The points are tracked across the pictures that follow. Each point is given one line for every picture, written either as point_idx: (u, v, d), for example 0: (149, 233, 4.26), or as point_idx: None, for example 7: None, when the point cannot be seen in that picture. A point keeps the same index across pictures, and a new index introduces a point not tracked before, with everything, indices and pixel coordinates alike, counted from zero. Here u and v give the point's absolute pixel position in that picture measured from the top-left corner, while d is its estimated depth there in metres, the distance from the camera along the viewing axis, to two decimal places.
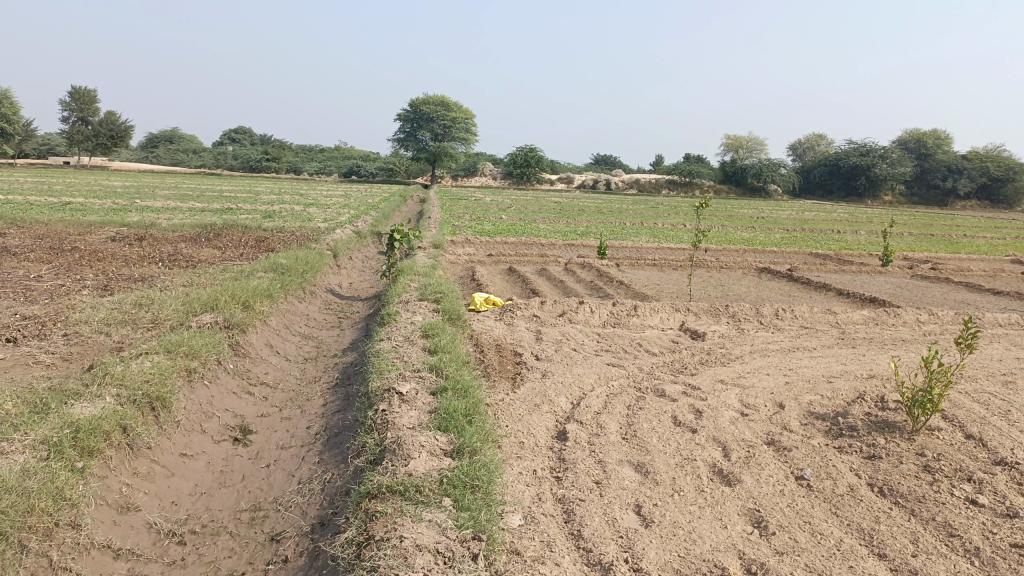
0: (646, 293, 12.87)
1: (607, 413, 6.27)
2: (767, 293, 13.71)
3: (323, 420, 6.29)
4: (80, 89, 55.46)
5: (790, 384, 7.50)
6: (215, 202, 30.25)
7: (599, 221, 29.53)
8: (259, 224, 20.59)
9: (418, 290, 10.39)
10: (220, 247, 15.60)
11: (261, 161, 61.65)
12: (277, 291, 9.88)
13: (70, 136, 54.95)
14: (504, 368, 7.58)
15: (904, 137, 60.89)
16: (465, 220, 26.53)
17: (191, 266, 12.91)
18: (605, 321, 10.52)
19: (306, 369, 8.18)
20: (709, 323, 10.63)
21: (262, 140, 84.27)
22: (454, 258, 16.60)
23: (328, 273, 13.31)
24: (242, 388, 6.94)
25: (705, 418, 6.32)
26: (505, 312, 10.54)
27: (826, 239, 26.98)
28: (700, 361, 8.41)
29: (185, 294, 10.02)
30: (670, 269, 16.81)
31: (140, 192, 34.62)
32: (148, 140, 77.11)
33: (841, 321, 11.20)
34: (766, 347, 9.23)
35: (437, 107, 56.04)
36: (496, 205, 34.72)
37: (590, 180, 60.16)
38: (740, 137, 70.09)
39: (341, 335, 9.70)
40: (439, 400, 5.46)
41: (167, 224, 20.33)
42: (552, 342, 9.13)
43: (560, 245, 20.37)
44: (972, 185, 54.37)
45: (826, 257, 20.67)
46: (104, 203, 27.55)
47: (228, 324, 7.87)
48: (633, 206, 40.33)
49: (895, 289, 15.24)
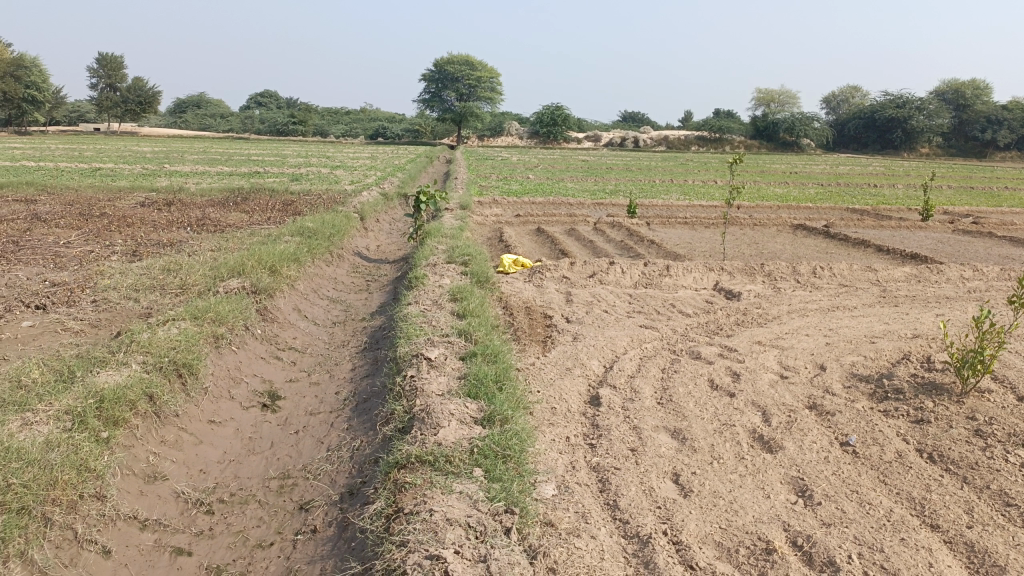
0: (677, 252, 12.58)
1: (642, 377, 6.08)
2: (803, 250, 13.33)
3: (352, 385, 6.18)
4: (107, 55, 55.46)
5: (831, 345, 7.24)
6: (243, 166, 30.25)
7: (628, 179, 29.06)
8: (286, 187, 20.52)
9: (446, 252, 10.21)
10: (247, 210, 15.54)
11: (288, 124, 61.55)
12: (304, 254, 9.77)
13: (99, 102, 55.19)
14: (535, 331, 7.40)
15: (943, 87, 59.01)
16: (492, 180, 26.25)
17: (219, 231, 12.85)
18: (637, 282, 10.27)
19: (335, 333, 8.09)
20: (745, 282, 10.34)
21: (289, 103, 84.15)
22: (481, 219, 16.38)
23: (355, 236, 13.17)
24: (271, 353, 6.85)
25: (743, 381, 6.10)
26: (534, 274, 10.34)
27: (862, 194, 26.29)
28: (736, 322, 8.15)
29: (212, 258, 9.96)
30: (702, 228, 16.44)
31: (169, 157, 34.76)
32: (176, 105, 77.29)
33: (881, 279, 10.84)
34: (804, 306, 8.94)
35: (463, 65, 55.32)
36: (523, 165, 34.32)
37: (618, 138, 59.26)
38: (772, 91, 68.44)
39: (370, 299, 9.59)
40: (469, 366, 5.30)
41: (195, 188, 20.34)
42: (582, 304, 8.92)
43: (589, 204, 20.03)
44: (1013, 135, 52.65)
45: (863, 212, 20.10)
46: (134, 169, 27.69)
47: (255, 289, 7.78)
48: (663, 163, 39.67)
49: (937, 245, 14.76)
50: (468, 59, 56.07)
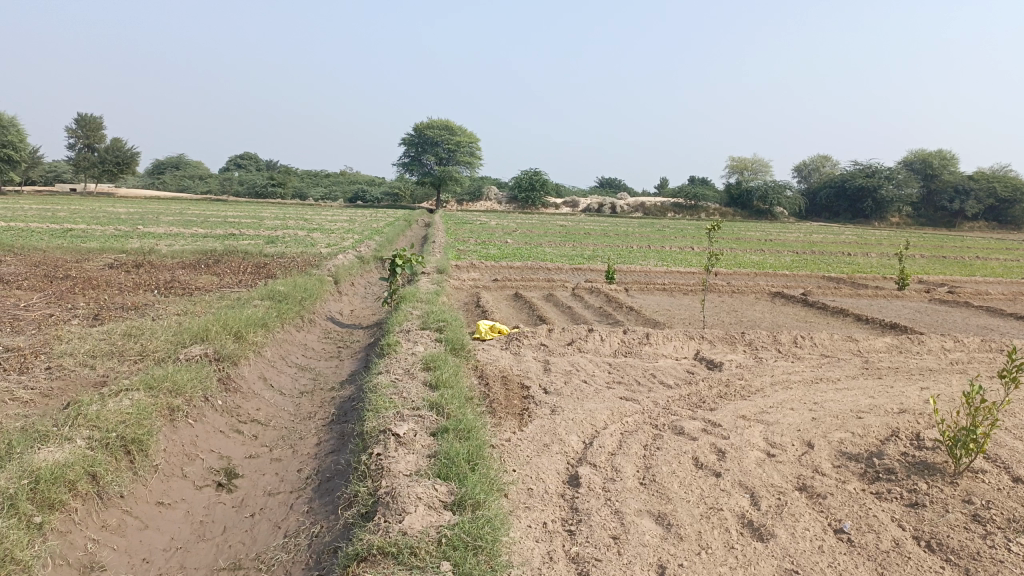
0: (657, 320, 12.41)
1: (623, 454, 5.77)
2: (783, 319, 13.22)
3: (315, 462, 5.82)
4: (87, 116, 55.42)
5: (817, 420, 7.00)
6: (218, 228, 30.00)
7: (606, 245, 29.15)
8: (261, 250, 20.24)
9: (421, 318, 9.93)
10: (218, 273, 15.20)
11: (267, 187, 61.61)
12: (273, 320, 9.44)
13: (76, 162, 54.92)
14: (511, 403, 7.10)
15: (910, 159, 60.65)
16: (470, 244, 26.17)
17: (187, 294, 12.49)
18: (616, 351, 10.03)
19: (301, 404, 7.72)
20: (726, 352, 10.15)
21: (268, 165, 84.55)
22: (458, 284, 16.17)
23: (328, 300, 12.87)
24: (231, 426, 6.48)
25: (729, 459, 5.82)
26: (511, 341, 10.07)
27: (837, 263, 26.52)
28: (718, 394, 7.90)
29: (177, 323, 9.59)
30: (680, 295, 16.34)
31: (143, 218, 34.43)
32: (155, 166, 77.26)
33: (862, 349, 10.70)
34: (787, 378, 8.74)
35: (443, 131, 56.02)
36: (501, 230, 34.36)
37: (595, 204, 59.92)
38: (745, 160, 69.95)
39: (340, 366, 9.24)
40: (440, 444, 4.98)
41: (167, 250, 19.98)
42: (561, 373, 8.64)
43: (567, 269, 19.93)
44: (979, 207, 53.93)
45: (839, 281, 20.18)
46: (106, 229, 27.30)
47: (218, 356, 7.42)
48: (639, 229, 40.00)
49: (914, 314, 14.74)
50: (448, 125, 56.84)
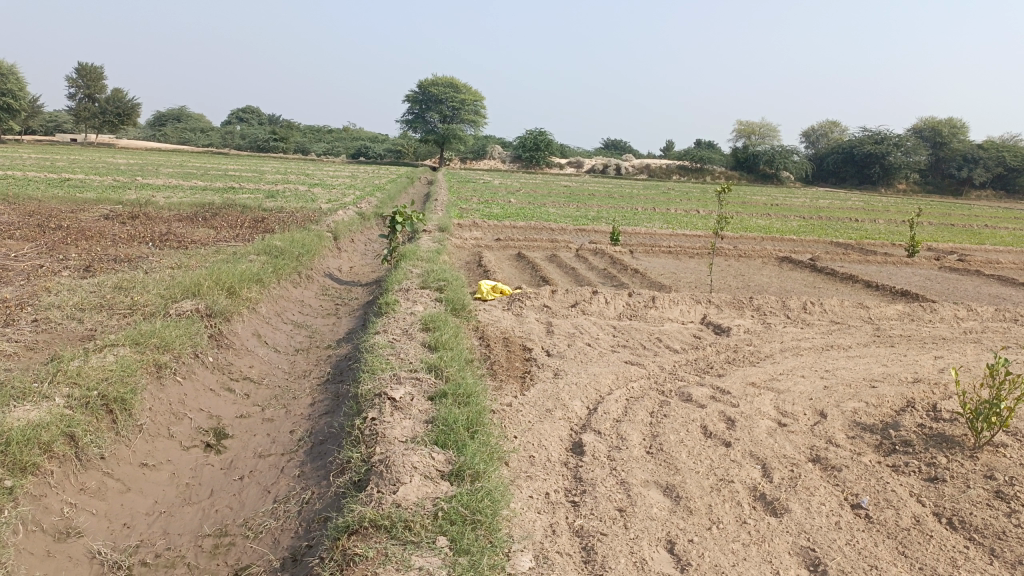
0: (663, 282, 12.12)
1: (630, 422, 5.53)
2: (791, 284, 12.93)
3: (308, 423, 5.59)
4: (86, 66, 54.34)
5: (829, 389, 6.75)
6: (217, 181, 29.60)
7: (610, 206, 28.75)
8: (260, 204, 19.88)
9: (421, 276, 9.64)
10: (216, 227, 14.88)
11: (269, 141, 60.87)
12: (269, 275, 9.16)
13: (76, 113, 54.12)
14: (512, 366, 6.84)
15: (921, 125, 59.76)
16: (473, 203, 25.79)
17: (183, 248, 12.19)
18: (621, 314, 9.76)
19: (296, 362, 7.48)
20: (733, 316, 9.88)
21: (270, 119, 83.53)
22: (460, 242, 15.86)
23: (327, 257, 12.58)
24: (221, 385, 6.25)
25: (739, 428, 5.58)
26: (513, 302, 9.80)
27: (845, 228, 26.14)
28: (726, 360, 7.65)
29: (170, 276, 9.32)
30: (686, 258, 16.03)
31: (142, 170, 33.95)
32: (156, 118, 76.31)
33: (873, 317, 10.43)
34: (797, 344, 8.47)
35: (447, 88, 55.10)
36: (505, 188, 33.94)
37: (600, 165, 59.24)
38: (753, 123, 68.97)
39: (337, 324, 8.99)
40: (438, 408, 4.73)
41: (165, 202, 19.61)
42: (564, 336, 8.38)
43: (571, 230, 19.59)
44: (988, 174, 53.20)
45: (847, 247, 19.84)
46: (104, 180, 26.88)
47: (210, 312, 7.15)
48: (644, 191, 39.51)
49: (925, 282, 14.44)
50: (453, 81, 55.91)
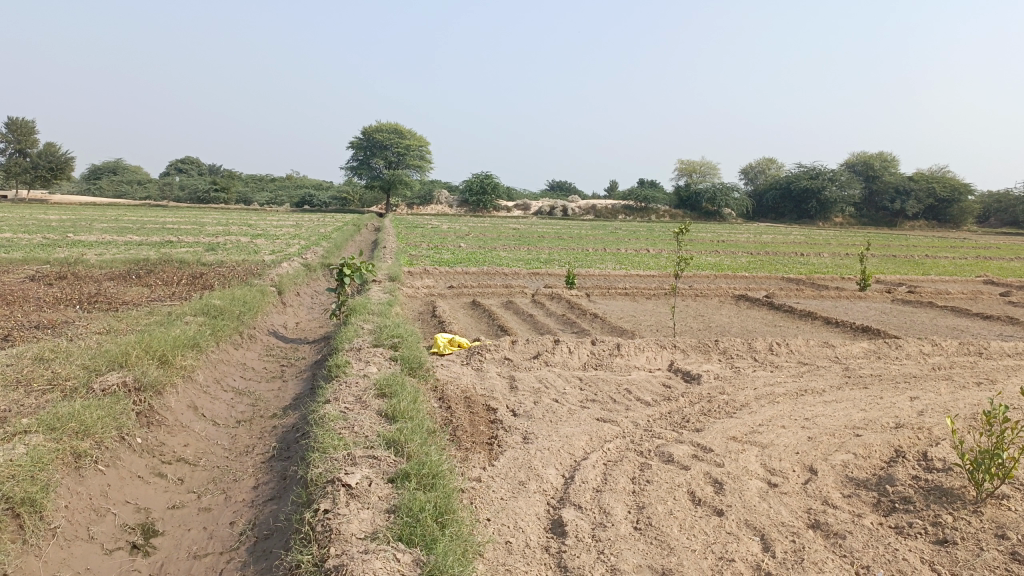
0: (624, 327, 11.75)
1: (612, 492, 5.03)
2: (752, 323, 12.71)
3: (250, 513, 4.97)
4: (17, 120, 52.50)
5: (814, 441, 6.37)
6: (155, 235, 28.50)
7: (561, 248, 28.57)
8: (200, 258, 19.03)
9: (373, 332, 9.06)
10: (151, 285, 14.05)
11: (210, 192, 59.60)
12: (207, 338, 8.47)
13: (7, 168, 52.11)
14: (477, 430, 6.30)
15: (853, 160, 61.78)
16: (422, 249, 25.31)
17: (114, 310, 11.37)
18: (585, 363, 9.32)
19: (238, 437, 6.81)
20: (701, 362, 9.52)
21: (212, 170, 82.05)
22: (412, 291, 15.31)
23: (271, 313, 11.89)
24: (151, 470, 5.57)
25: (729, 492, 5.14)
26: (471, 356, 9.26)
27: (793, 263, 26.43)
28: (702, 411, 7.24)
29: (98, 344, 8.55)
30: (644, 300, 15.76)
31: (75, 226, 32.59)
32: (91, 171, 74.22)
33: (840, 356, 10.20)
34: (770, 390, 8.13)
35: (391, 134, 54.87)
36: (454, 233, 33.60)
37: (546, 206, 59.46)
38: (694, 162, 70.36)
39: (283, 389, 8.33)
40: (400, 494, 4.16)
41: (97, 259, 18.62)
42: (529, 392, 7.88)
43: (525, 274, 19.23)
44: (919, 206, 55.06)
45: (798, 282, 19.89)
46: (33, 239, 25.61)
47: (139, 385, 6.45)
48: (592, 231, 39.63)
49: (881, 316, 14.40)
50: (397, 127, 55.72)
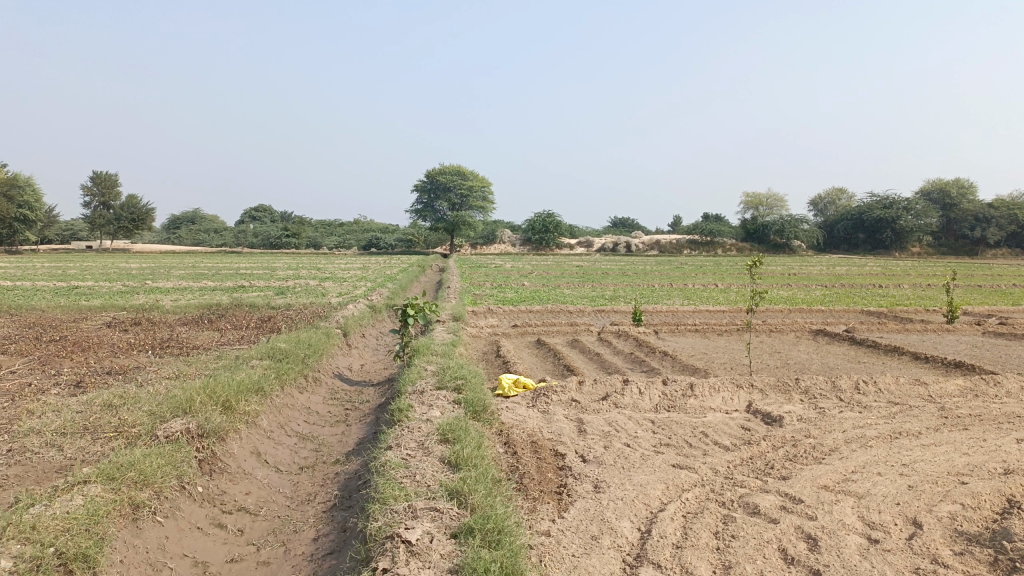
0: (696, 366, 11.27)
1: (693, 549, 4.62)
2: (833, 360, 12.03)
3: (310, 568, 4.73)
4: (102, 174, 55.09)
5: (915, 490, 5.81)
6: (227, 280, 29.22)
7: (626, 285, 28.11)
8: (268, 302, 19.30)
9: (437, 374, 8.84)
10: (221, 330, 14.23)
11: (281, 238, 61.23)
12: (271, 383, 8.39)
13: (91, 221, 54.63)
14: (546, 478, 5.97)
15: (928, 187, 59.58)
16: (486, 289, 25.20)
17: (184, 355, 11.49)
18: (657, 405, 8.89)
19: (300, 483, 6.64)
20: (781, 402, 8.98)
21: (283, 216, 84.50)
22: (476, 331, 15.12)
23: (336, 355, 11.84)
24: (211, 521, 5.42)
25: (824, 550, 4.67)
26: (537, 398, 8.95)
27: (871, 296, 25.29)
28: (787, 457, 6.74)
29: (165, 389, 8.57)
30: (715, 337, 15.20)
31: (153, 273, 33.75)
32: (170, 221, 77.30)
33: (933, 394, 9.50)
34: (861, 433, 7.55)
35: (455, 176, 55.54)
36: (518, 272, 33.50)
37: (610, 243, 59.02)
38: (761, 194, 68.98)
39: (347, 434, 8.15)
40: (464, 552, 3.87)
41: (171, 305, 19.08)
42: (599, 436, 7.51)
43: (590, 312, 18.87)
44: (1001, 233, 52.52)
45: (879, 315, 18.93)
46: (113, 286, 26.51)
47: (202, 432, 6.36)
48: (657, 267, 38.99)
49: (973, 350, 13.51)
50: (460, 170, 56.39)
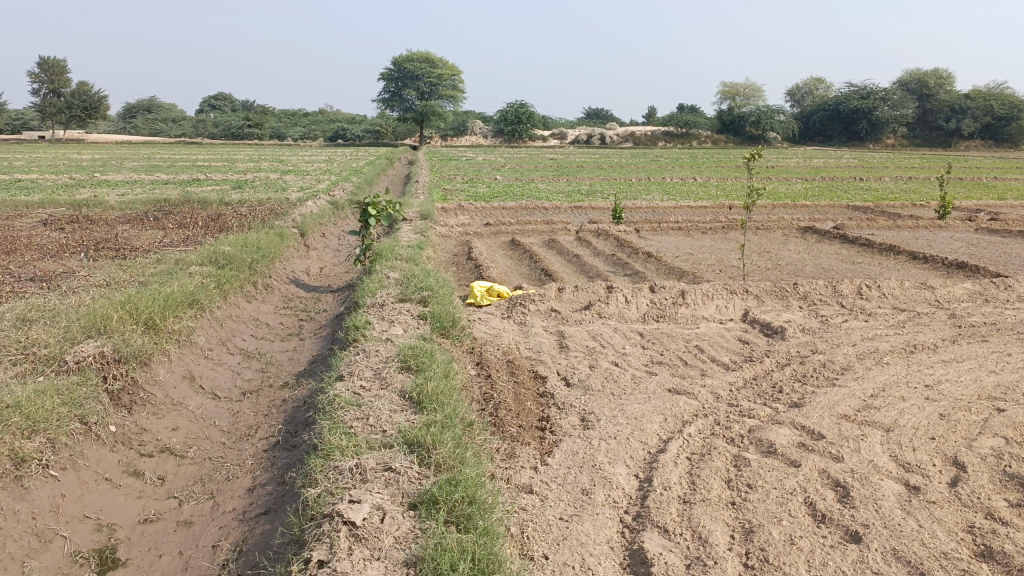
0: (683, 268, 10.42)
1: (704, 505, 3.82)
2: (827, 261, 11.24)
3: (238, 533, 3.88)
4: (49, 60, 51.52)
5: (949, 421, 5.06)
6: (183, 174, 27.46)
7: (602, 179, 27.01)
8: (222, 197, 17.93)
9: (399, 282, 7.84)
10: (166, 228, 12.98)
11: (243, 128, 58.47)
12: (211, 293, 7.35)
13: (42, 109, 51.25)
14: (525, 410, 5.12)
15: (907, 77, 58.19)
16: (457, 183, 23.95)
17: (120, 258, 10.31)
18: (645, 314, 8.05)
19: (240, 412, 5.75)
20: (779, 310, 8.20)
21: (245, 106, 80.76)
22: (445, 231, 14.05)
23: (291, 258, 10.75)
24: (123, 469, 4.55)
25: (860, 504, 3.89)
26: (513, 308, 8.03)
27: (855, 190, 24.46)
28: (796, 378, 5.95)
29: (88, 300, 7.47)
30: (699, 235, 14.33)
31: (104, 166, 31.73)
32: (126, 110, 73.43)
33: (940, 300, 8.76)
34: (873, 347, 6.77)
35: (423, 64, 52.79)
36: (489, 165, 32.11)
37: (583, 135, 57.17)
38: (737, 84, 67.01)
39: (299, 351, 7.21)
40: (425, 536, 3.00)
41: (116, 200, 17.63)
42: (583, 352, 6.66)
43: (566, 208, 17.83)
44: (976, 125, 51.65)
45: (866, 211, 18.11)
46: (59, 180, 24.69)
47: (118, 357, 5.36)
48: (632, 160, 37.75)
49: (969, 249, 12.79)
50: (429, 56, 53.61)
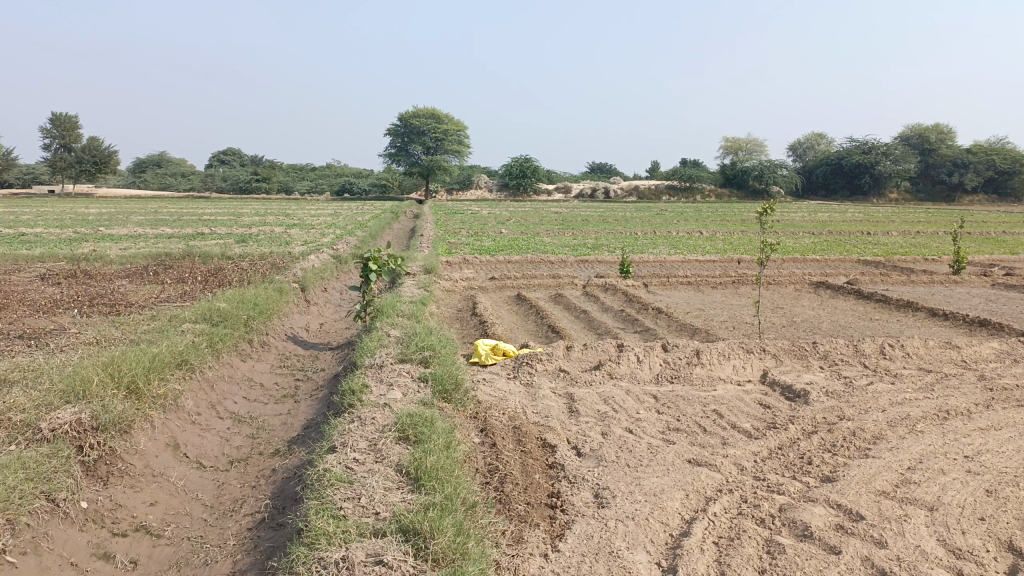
0: (696, 325, 10.06)
1: None
2: (843, 318, 10.87)
3: None
4: (61, 115, 52.17)
5: (997, 498, 4.63)
6: (188, 227, 27.42)
7: (608, 232, 26.85)
8: (224, 251, 17.71)
9: (400, 341, 7.49)
10: (165, 283, 12.71)
11: (251, 182, 58.90)
12: (201, 353, 6.99)
13: (52, 163, 51.73)
14: (533, 485, 4.71)
15: (909, 133, 58.56)
16: (462, 236, 23.77)
17: (114, 315, 10.00)
18: (658, 375, 7.66)
19: (226, 484, 5.34)
20: (800, 371, 7.81)
21: (253, 161, 81.61)
22: (449, 286, 13.74)
23: (291, 314, 10.44)
24: (93, 552, 4.14)
25: None
26: (519, 368, 7.65)
27: (864, 244, 24.20)
28: (826, 447, 5.53)
29: (74, 359, 7.12)
30: (709, 290, 13.99)
31: (110, 219, 31.72)
32: (135, 164, 74.19)
33: (967, 360, 8.36)
34: (903, 413, 6.35)
35: (429, 119, 53.31)
36: (494, 219, 32.01)
37: (588, 189, 57.36)
38: (740, 140, 67.51)
39: (293, 415, 6.82)
40: None
41: (118, 254, 17.43)
42: (595, 417, 6.26)
43: (572, 262, 17.55)
44: (979, 179, 51.70)
45: (878, 266, 17.79)
46: (62, 233, 24.61)
47: (97, 424, 4.97)
48: (637, 214, 37.66)
49: (989, 305, 12.41)
50: (435, 112, 54.13)
